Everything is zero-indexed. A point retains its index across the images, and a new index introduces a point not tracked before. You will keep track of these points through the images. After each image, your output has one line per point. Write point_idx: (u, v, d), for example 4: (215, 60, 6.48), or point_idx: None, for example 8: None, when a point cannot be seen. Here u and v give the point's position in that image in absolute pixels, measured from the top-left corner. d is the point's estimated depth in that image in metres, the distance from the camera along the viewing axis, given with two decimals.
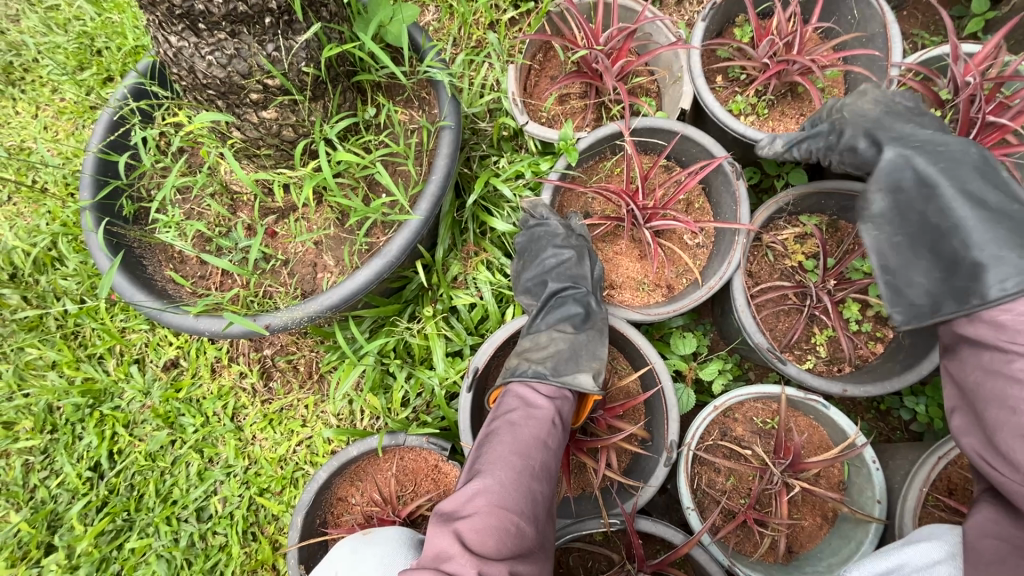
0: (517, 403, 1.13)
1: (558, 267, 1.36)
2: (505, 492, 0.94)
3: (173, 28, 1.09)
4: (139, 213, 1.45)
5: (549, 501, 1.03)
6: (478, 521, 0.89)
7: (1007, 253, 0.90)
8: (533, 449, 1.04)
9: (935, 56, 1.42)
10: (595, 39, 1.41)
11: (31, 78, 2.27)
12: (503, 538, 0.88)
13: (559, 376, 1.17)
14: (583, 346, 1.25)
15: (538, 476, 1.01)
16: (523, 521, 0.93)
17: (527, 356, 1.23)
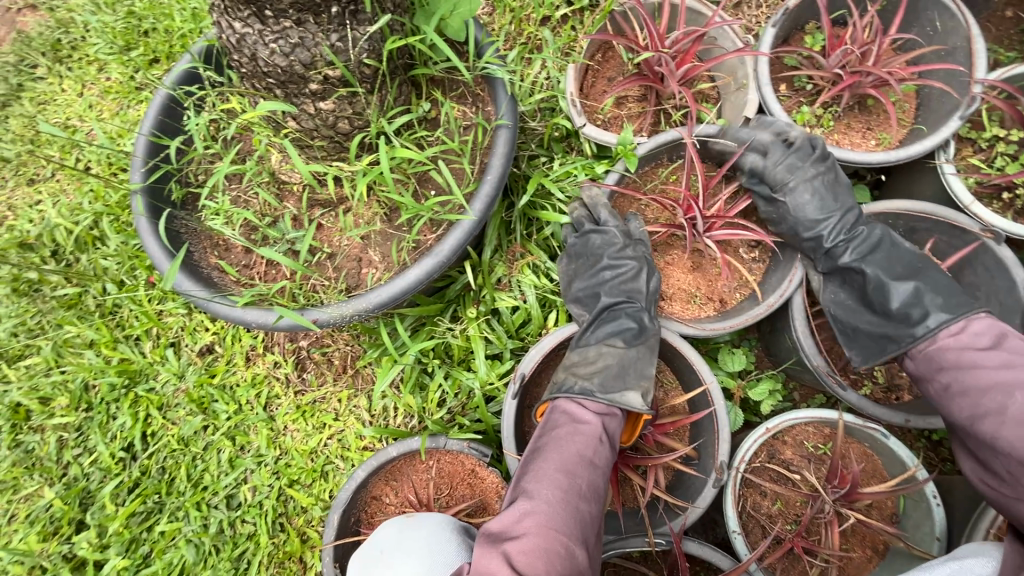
0: (563, 419, 1.12)
1: (614, 279, 1.34)
2: (552, 514, 0.94)
3: (239, 14, 1.08)
4: (187, 198, 1.44)
5: (597, 521, 1.02)
6: (526, 543, 0.89)
7: (930, 304, 1.14)
8: (580, 467, 1.03)
9: (1022, 73, 1.33)
10: (660, 41, 1.37)
11: (78, 56, 2.29)
12: (551, 560, 0.88)
13: (607, 394, 1.16)
14: (632, 363, 1.23)
15: (585, 497, 1.00)
16: (573, 543, 0.92)
17: (575, 371, 1.22)
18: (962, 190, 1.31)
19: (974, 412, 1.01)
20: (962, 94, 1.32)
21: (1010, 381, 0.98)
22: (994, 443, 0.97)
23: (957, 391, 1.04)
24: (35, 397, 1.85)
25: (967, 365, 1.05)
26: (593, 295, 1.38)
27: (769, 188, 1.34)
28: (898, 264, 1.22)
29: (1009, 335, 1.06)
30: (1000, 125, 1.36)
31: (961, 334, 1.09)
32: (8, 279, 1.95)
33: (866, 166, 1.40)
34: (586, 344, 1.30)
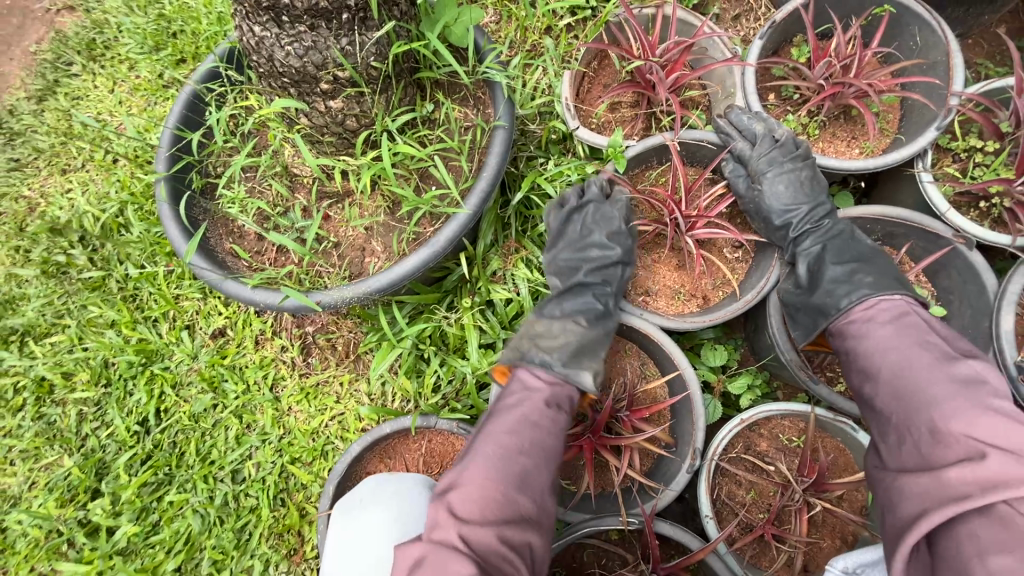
0: (518, 386, 1.17)
1: (598, 257, 1.42)
2: (490, 462, 0.97)
3: (258, 19, 1.18)
4: (206, 187, 1.55)
5: (547, 475, 1.03)
6: (465, 490, 0.92)
7: (855, 285, 1.21)
8: (522, 424, 1.06)
9: (999, 86, 1.38)
10: (651, 50, 1.45)
11: (110, 55, 2.43)
12: (486, 501, 0.91)
13: (564, 369, 1.21)
14: (591, 342, 1.29)
15: (527, 449, 1.03)
16: (513, 487, 0.95)
17: (539, 342, 1.28)
18: (938, 198, 1.37)
19: (861, 380, 1.09)
20: (940, 106, 1.38)
21: (889, 347, 1.06)
22: (871, 406, 1.05)
23: (857, 371, 1.11)
24: (59, 372, 1.97)
25: (861, 336, 1.13)
26: (573, 268, 1.46)
27: (749, 177, 1.44)
28: (847, 253, 1.29)
29: (910, 313, 1.11)
30: (978, 137, 1.41)
31: (870, 309, 1.16)
32: (39, 261, 2.09)
33: (846, 173, 1.46)
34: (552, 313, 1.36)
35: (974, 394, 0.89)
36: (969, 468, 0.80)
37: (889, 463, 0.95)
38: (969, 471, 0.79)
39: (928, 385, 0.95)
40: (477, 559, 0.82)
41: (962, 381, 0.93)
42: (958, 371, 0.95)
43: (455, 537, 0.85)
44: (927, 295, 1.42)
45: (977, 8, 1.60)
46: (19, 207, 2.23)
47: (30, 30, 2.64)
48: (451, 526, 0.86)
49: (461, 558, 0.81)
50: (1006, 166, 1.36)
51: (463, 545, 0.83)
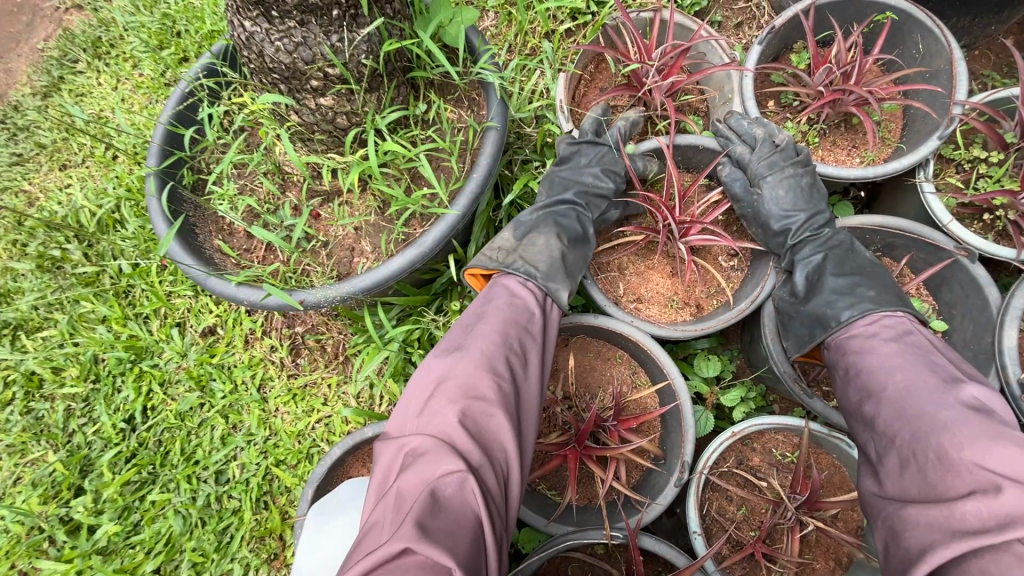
0: (502, 292, 1.19)
1: (589, 188, 1.42)
2: (484, 359, 1.00)
3: (248, 14, 1.17)
4: (197, 183, 1.54)
5: (533, 372, 1.08)
6: (459, 383, 0.96)
7: (857, 297, 1.16)
8: (514, 329, 1.10)
9: (1004, 96, 1.35)
10: (648, 53, 1.43)
11: (115, 53, 2.45)
12: (480, 393, 0.95)
13: (547, 281, 1.22)
14: (571, 262, 1.30)
15: (518, 354, 1.06)
16: (505, 385, 0.99)
17: (524, 253, 1.28)
18: (940, 208, 1.33)
19: (861, 398, 1.03)
20: (942, 115, 1.35)
21: (896, 366, 1.00)
22: (871, 426, 0.98)
23: (857, 385, 1.05)
24: (49, 367, 1.96)
25: (864, 352, 1.08)
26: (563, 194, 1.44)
27: (747, 181, 1.39)
28: (848, 264, 1.24)
29: (914, 331, 1.07)
30: (982, 147, 1.38)
31: (873, 324, 1.11)
32: (34, 255, 2.09)
33: (846, 182, 1.42)
34: (538, 227, 1.35)
35: (985, 423, 0.84)
36: (983, 503, 0.75)
37: (889, 489, 0.90)
38: (983, 505, 0.74)
39: (936, 407, 0.89)
40: (471, 446, 0.87)
41: (970, 406, 0.88)
42: (966, 396, 0.90)
43: (450, 425, 0.89)
44: (929, 309, 1.38)
45: (984, 18, 1.57)
46: (19, 203, 2.26)
47: (39, 28, 2.67)
48: (448, 415, 0.91)
49: (458, 443, 0.86)
50: (1011, 178, 1.32)
51: (458, 432, 0.88)
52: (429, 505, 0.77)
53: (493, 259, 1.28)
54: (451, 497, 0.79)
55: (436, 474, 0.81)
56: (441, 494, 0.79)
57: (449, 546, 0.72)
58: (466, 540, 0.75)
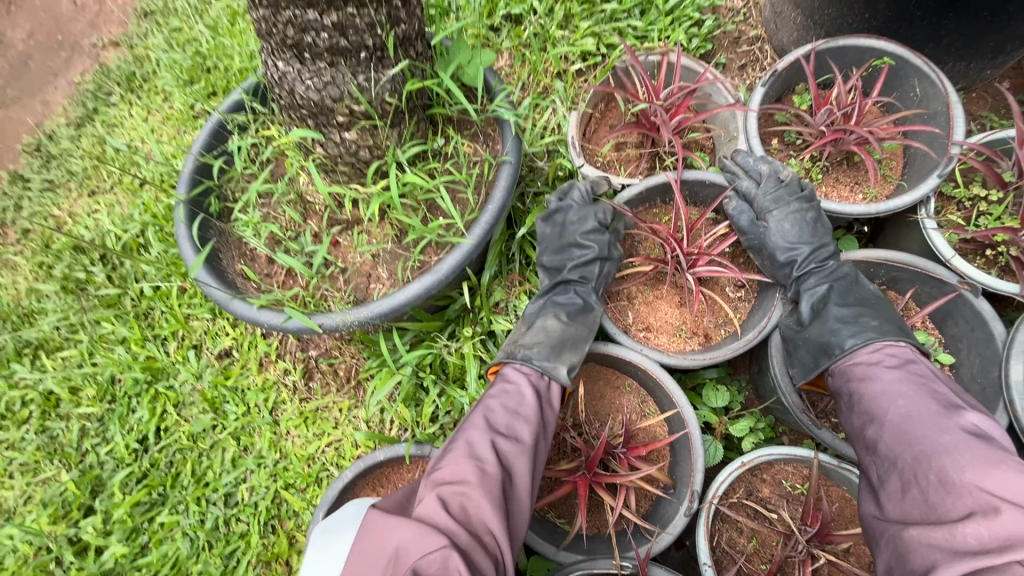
0: (501, 381, 1.26)
1: (577, 257, 1.46)
2: (468, 448, 1.05)
3: (283, 55, 1.28)
4: (224, 211, 1.61)
5: (526, 450, 1.10)
6: (445, 474, 1.00)
7: (860, 329, 1.19)
8: (502, 415, 1.15)
9: (1000, 137, 1.40)
10: (656, 94, 1.51)
11: (148, 87, 2.58)
12: (463, 480, 0.98)
13: (542, 362, 1.27)
14: (570, 337, 1.34)
15: (505, 437, 1.10)
16: (492, 468, 1.02)
17: (524, 339, 1.36)
18: (943, 244, 1.36)
19: (864, 422, 1.03)
20: (941, 154, 1.40)
21: (896, 391, 1.01)
22: (872, 449, 1.00)
23: (856, 412, 1.06)
24: (66, 386, 2.00)
25: (867, 379, 1.10)
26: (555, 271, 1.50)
27: (753, 213, 1.43)
28: (852, 296, 1.27)
29: (916, 361, 1.11)
30: (982, 185, 1.42)
31: (876, 353, 1.14)
32: (59, 277, 2.17)
33: (850, 217, 1.46)
34: (537, 314, 1.43)
35: (984, 446, 0.86)
36: (984, 525, 0.77)
37: (890, 511, 0.91)
38: (983, 527, 0.76)
39: (937, 432, 0.91)
40: (455, 527, 0.89)
41: (971, 432, 0.90)
42: (966, 421, 0.92)
43: (433, 512, 0.91)
44: (934, 342, 1.40)
45: (979, 63, 1.64)
46: (48, 226, 2.36)
47: (77, 63, 2.83)
48: (432, 503, 0.94)
49: (441, 526, 0.88)
50: (1011, 216, 1.36)
51: (441, 518, 0.90)
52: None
53: (503, 348, 1.38)
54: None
55: (419, 556, 0.82)
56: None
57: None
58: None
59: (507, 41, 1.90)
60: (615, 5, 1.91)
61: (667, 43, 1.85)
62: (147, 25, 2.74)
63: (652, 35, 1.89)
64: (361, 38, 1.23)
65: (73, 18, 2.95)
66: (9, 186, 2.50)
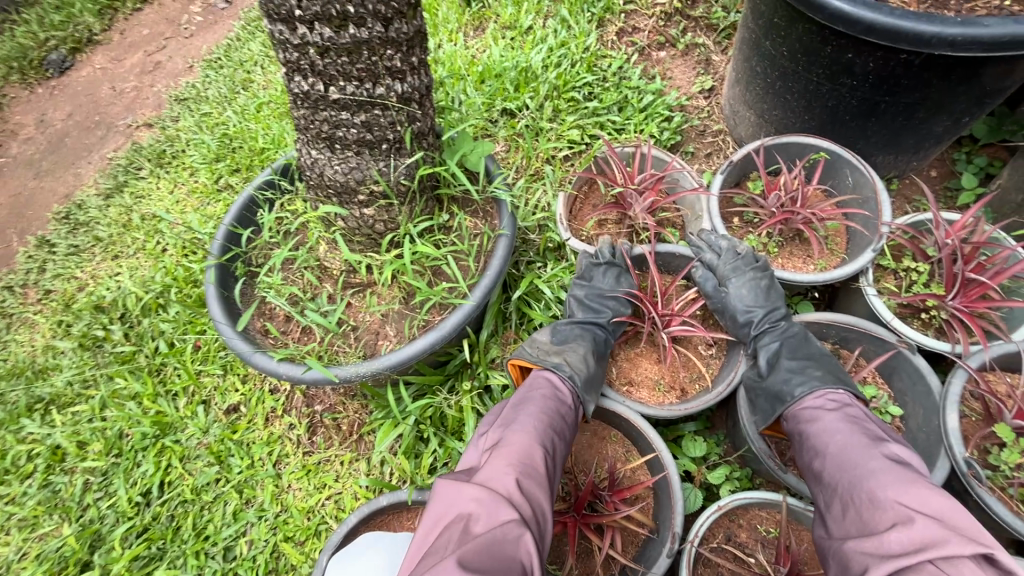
0: (546, 384, 1.41)
1: (613, 311, 1.65)
2: (532, 438, 1.20)
3: (316, 146, 1.53)
4: (249, 274, 1.79)
5: (563, 457, 1.27)
6: (515, 454, 1.13)
7: (807, 378, 1.37)
8: (555, 421, 1.30)
9: (921, 219, 1.67)
10: (630, 179, 1.79)
11: (176, 163, 2.84)
12: (529, 466, 1.12)
13: (585, 392, 1.43)
14: (601, 376, 1.52)
15: (556, 438, 1.26)
16: (546, 462, 1.17)
17: (565, 357, 1.49)
18: (882, 307, 1.57)
19: (812, 457, 1.22)
20: (875, 232, 1.64)
21: (837, 429, 1.21)
22: (819, 479, 1.17)
23: (808, 447, 1.25)
24: (74, 441, 2.07)
25: (813, 421, 1.28)
26: (591, 309, 1.65)
27: (717, 280, 1.65)
28: (801, 351, 1.46)
29: (852, 405, 1.29)
30: (912, 258, 1.65)
31: (820, 398, 1.32)
32: (78, 335, 2.30)
33: (803, 285, 1.67)
34: (574, 337, 1.57)
35: (903, 471, 1.04)
36: (902, 533, 0.91)
37: (835, 532, 1.06)
38: (903, 534, 0.91)
39: (865, 459, 1.09)
40: (523, 503, 1.02)
41: (893, 458, 1.09)
42: (889, 450, 1.10)
43: (507, 484, 1.04)
44: (885, 395, 1.57)
45: (905, 156, 1.93)
46: (71, 287, 2.52)
47: (111, 141, 3.12)
48: (505, 476, 1.06)
49: (513, 499, 1.01)
50: (937, 283, 1.58)
51: (513, 491, 1.03)
52: (487, 547, 0.89)
53: (535, 356, 1.53)
54: (508, 539, 0.92)
55: (495, 522, 0.94)
56: (499, 540, 0.91)
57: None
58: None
59: (503, 132, 2.20)
60: (596, 104, 2.24)
61: (642, 135, 2.16)
62: (179, 109, 3.05)
63: (629, 128, 2.20)
64: (383, 133, 1.49)
65: (111, 102, 3.28)
66: (36, 250, 2.69)
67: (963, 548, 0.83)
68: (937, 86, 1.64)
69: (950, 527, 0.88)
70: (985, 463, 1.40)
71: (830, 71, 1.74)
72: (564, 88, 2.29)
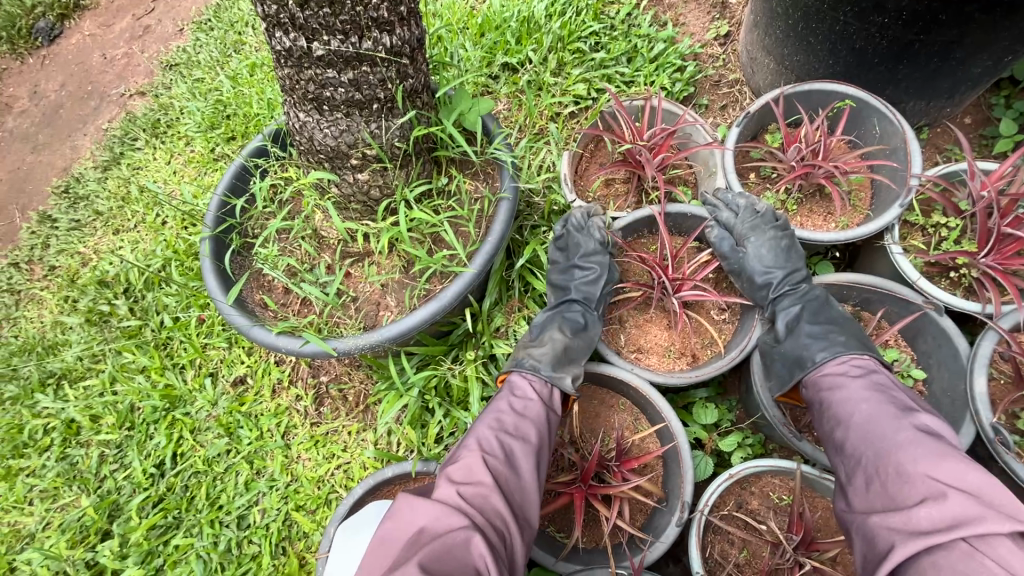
0: (505, 391, 1.36)
1: (579, 281, 1.59)
2: (479, 444, 1.16)
3: (303, 108, 1.43)
4: (245, 246, 1.74)
5: (532, 447, 1.22)
6: (459, 469, 1.10)
7: (830, 344, 1.31)
8: (508, 418, 1.26)
9: (954, 170, 1.55)
10: (640, 135, 1.67)
11: (171, 132, 2.76)
12: (475, 474, 1.08)
13: (550, 373, 1.38)
14: (574, 351, 1.46)
15: (513, 433, 1.22)
16: (498, 461, 1.13)
17: (530, 351, 1.47)
18: (909, 267, 1.48)
19: (833, 426, 1.17)
20: (903, 185, 1.53)
21: (862, 397, 1.15)
22: (841, 450, 1.12)
23: (828, 419, 1.19)
24: (87, 415, 2.09)
25: (835, 388, 1.23)
26: (561, 290, 1.62)
27: (734, 240, 1.56)
28: (823, 315, 1.39)
29: (878, 371, 1.23)
30: (943, 213, 1.54)
31: (843, 364, 1.26)
32: (84, 310, 2.29)
33: (824, 244, 1.58)
34: (543, 326, 1.54)
35: (934, 442, 0.98)
36: (933, 508, 0.87)
37: (857, 504, 1.03)
38: (934, 510, 0.86)
39: (894, 431, 1.04)
40: (470, 510, 0.99)
41: (923, 429, 1.03)
42: (919, 421, 1.05)
43: (449, 497, 1.01)
44: (908, 359, 1.50)
45: (938, 102, 1.78)
46: (75, 263, 2.50)
47: (105, 111, 3.04)
48: (448, 490, 1.03)
49: (456, 508, 0.98)
50: (969, 240, 1.48)
51: (456, 502, 1.00)
52: (435, 557, 0.87)
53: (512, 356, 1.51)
54: (450, 550, 0.90)
55: (439, 534, 0.92)
56: (442, 552, 0.89)
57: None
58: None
59: (505, 88, 2.08)
60: (603, 55, 2.10)
61: (652, 87, 2.02)
62: (171, 76, 2.95)
63: (638, 80, 2.06)
64: (373, 91, 1.39)
65: (102, 70, 3.18)
66: (38, 226, 2.66)
67: (998, 526, 0.80)
68: (980, 21, 1.49)
69: (986, 504, 0.84)
70: (1012, 428, 1.34)
71: (859, 8, 1.58)
72: (569, 38, 2.13)
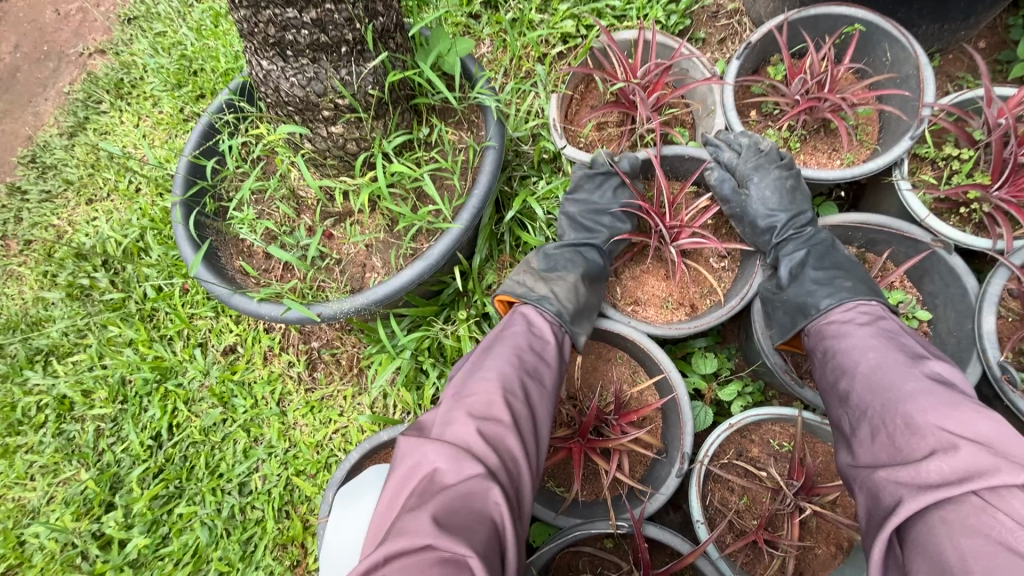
0: (520, 321, 1.30)
1: (609, 229, 1.55)
2: (501, 379, 1.11)
3: (266, 54, 1.30)
4: (219, 210, 1.65)
5: (545, 393, 1.18)
6: (478, 400, 1.05)
7: (835, 290, 1.26)
8: (528, 356, 1.21)
9: (969, 97, 1.45)
10: (633, 72, 1.56)
11: (137, 93, 2.60)
12: (496, 411, 1.04)
13: (572, 325, 1.34)
14: (594, 303, 1.41)
15: (532, 375, 1.18)
16: (519, 402, 1.09)
17: (552, 287, 1.38)
18: (917, 204, 1.41)
19: (838, 376, 1.14)
20: (914, 117, 1.43)
21: (870, 346, 1.11)
22: (846, 401, 1.09)
23: (833, 368, 1.16)
24: (79, 390, 2.05)
25: (841, 336, 1.18)
26: (585, 230, 1.55)
27: (735, 182, 1.47)
28: (828, 259, 1.34)
29: (886, 317, 1.18)
30: (955, 145, 1.46)
31: (849, 311, 1.21)
32: (64, 284, 2.22)
33: (829, 183, 1.50)
34: (563, 262, 1.46)
35: (946, 392, 0.95)
36: (944, 461, 0.83)
37: (862, 457, 1.00)
38: (944, 462, 0.83)
39: (903, 379, 1.00)
40: (489, 452, 0.94)
41: (934, 377, 1.00)
42: (930, 369, 1.01)
43: (468, 433, 0.96)
44: (913, 300, 1.46)
45: (952, 24, 1.65)
46: (49, 236, 2.40)
47: (65, 72, 2.85)
48: (468, 425, 0.99)
49: (477, 450, 0.93)
50: (982, 172, 1.40)
51: (475, 439, 0.95)
52: (452, 503, 0.83)
53: (521, 286, 1.42)
54: (470, 496, 0.85)
55: (457, 478, 0.88)
56: (463, 497, 0.85)
57: (465, 538, 0.76)
58: (485, 531, 0.81)
59: (488, 28, 1.93)
60: None
61: (645, 21, 1.87)
62: (131, 31, 2.74)
63: (630, 13, 1.91)
64: (340, 33, 1.27)
65: (57, 28, 2.96)
66: (8, 199, 2.53)
67: (1014, 477, 0.76)
68: None
69: (1000, 454, 0.81)
70: (1018, 365, 1.31)
71: None
72: None
